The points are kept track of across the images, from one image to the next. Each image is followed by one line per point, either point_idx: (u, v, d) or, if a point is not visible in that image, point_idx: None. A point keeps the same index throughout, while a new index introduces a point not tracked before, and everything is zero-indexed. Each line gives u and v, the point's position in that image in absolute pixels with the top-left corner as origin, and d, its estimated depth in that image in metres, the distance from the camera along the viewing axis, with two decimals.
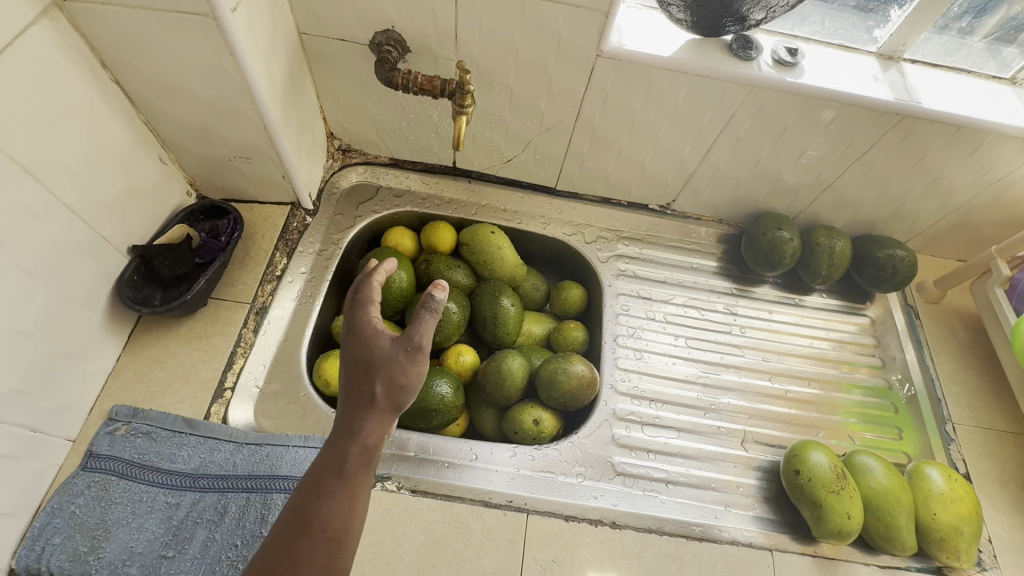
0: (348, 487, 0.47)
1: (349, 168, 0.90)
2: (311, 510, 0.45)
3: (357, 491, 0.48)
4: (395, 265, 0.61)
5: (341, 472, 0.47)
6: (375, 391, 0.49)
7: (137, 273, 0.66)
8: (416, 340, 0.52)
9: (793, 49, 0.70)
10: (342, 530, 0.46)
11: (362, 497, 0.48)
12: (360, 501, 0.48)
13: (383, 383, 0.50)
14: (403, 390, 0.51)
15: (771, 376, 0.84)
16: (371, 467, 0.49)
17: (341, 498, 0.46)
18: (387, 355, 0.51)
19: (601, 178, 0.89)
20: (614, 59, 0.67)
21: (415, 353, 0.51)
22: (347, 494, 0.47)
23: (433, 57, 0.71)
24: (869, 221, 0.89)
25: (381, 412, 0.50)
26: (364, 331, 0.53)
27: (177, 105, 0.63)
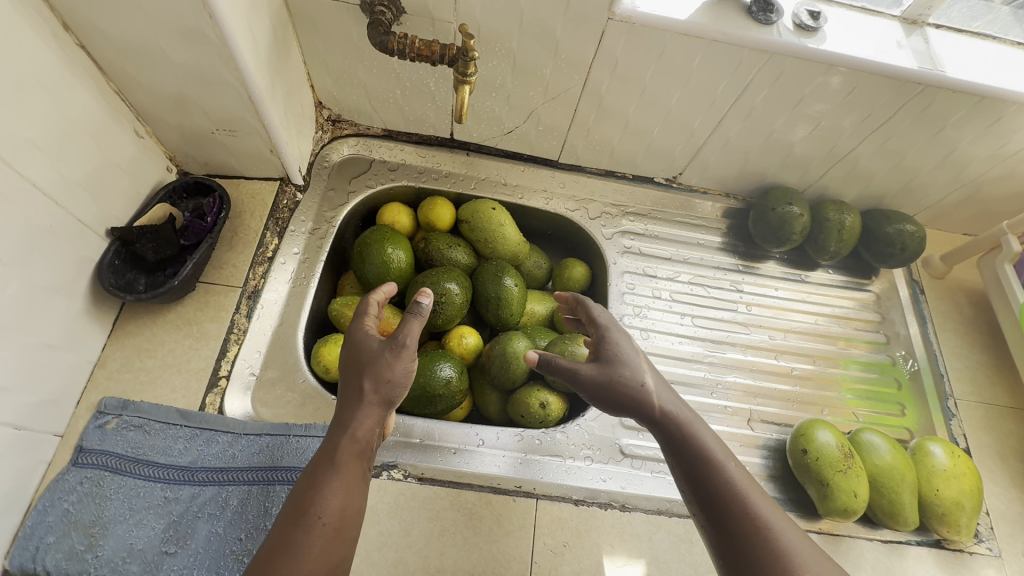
0: (342, 478, 0.46)
1: (340, 140, 0.84)
2: (306, 500, 0.44)
3: (352, 482, 0.47)
4: (393, 287, 0.64)
5: (336, 464, 0.47)
6: (362, 385, 0.51)
7: (118, 258, 0.61)
8: (403, 337, 0.53)
9: (815, 13, 0.65)
10: (338, 519, 0.44)
11: (359, 489, 0.47)
12: (356, 493, 0.47)
13: (370, 379, 0.52)
14: (390, 385, 0.52)
15: (776, 354, 0.83)
16: (364, 461, 0.49)
17: (335, 488, 0.45)
18: (375, 353, 0.53)
19: (606, 151, 0.85)
20: (626, 23, 0.62)
21: (400, 348, 0.53)
22: (343, 484, 0.46)
23: (430, 19, 0.65)
24: (879, 195, 0.87)
25: (372, 405, 0.51)
26: (354, 336, 0.55)
27: (152, 72, 0.57)
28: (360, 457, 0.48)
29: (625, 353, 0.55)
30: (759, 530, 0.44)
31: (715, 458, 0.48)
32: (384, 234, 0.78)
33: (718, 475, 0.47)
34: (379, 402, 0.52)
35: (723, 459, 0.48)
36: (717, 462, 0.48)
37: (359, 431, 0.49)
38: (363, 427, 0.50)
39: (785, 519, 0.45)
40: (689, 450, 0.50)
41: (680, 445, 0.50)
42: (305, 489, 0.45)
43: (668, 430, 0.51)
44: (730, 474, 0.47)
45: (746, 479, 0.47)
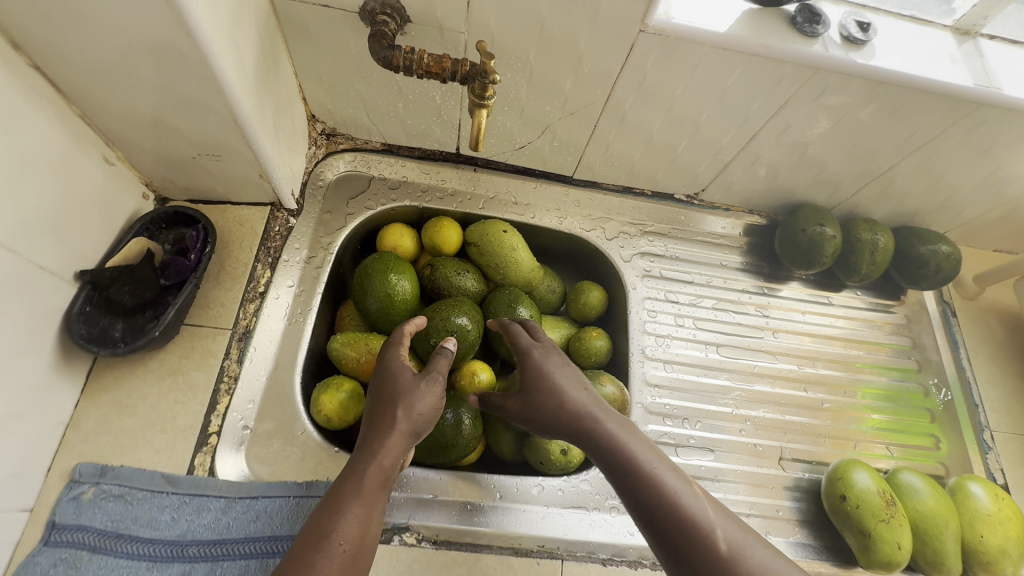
0: (365, 503, 0.47)
1: (336, 157, 0.77)
2: (329, 525, 0.45)
3: (370, 510, 0.47)
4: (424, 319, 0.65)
5: (362, 488, 0.48)
6: (396, 414, 0.51)
7: (90, 303, 0.55)
8: (433, 372, 0.56)
9: (865, 23, 0.59)
10: (357, 546, 0.45)
11: (377, 518, 0.48)
12: (373, 523, 0.47)
13: (403, 410, 0.53)
14: (420, 418, 0.53)
15: (806, 385, 0.78)
16: (385, 490, 0.49)
17: (357, 514, 0.46)
18: (408, 384, 0.55)
19: (625, 167, 0.78)
20: (659, 36, 0.56)
21: (431, 382, 0.55)
22: (364, 511, 0.47)
23: (438, 29, 0.58)
24: (912, 212, 0.82)
25: (401, 435, 0.52)
26: (390, 366, 0.57)
27: (120, 95, 0.50)
28: (383, 485, 0.49)
29: (547, 371, 0.57)
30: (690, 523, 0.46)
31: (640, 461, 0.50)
32: (387, 262, 0.71)
33: (644, 477, 0.49)
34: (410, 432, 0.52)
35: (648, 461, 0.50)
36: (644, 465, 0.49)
37: (386, 459, 0.50)
38: (391, 454, 0.51)
39: (713, 507, 0.47)
40: (615, 458, 0.51)
41: (604, 454, 0.51)
42: (329, 512, 0.46)
43: (592, 439, 0.53)
44: (659, 474, 0.49)
45: (673, 474, 0.49)
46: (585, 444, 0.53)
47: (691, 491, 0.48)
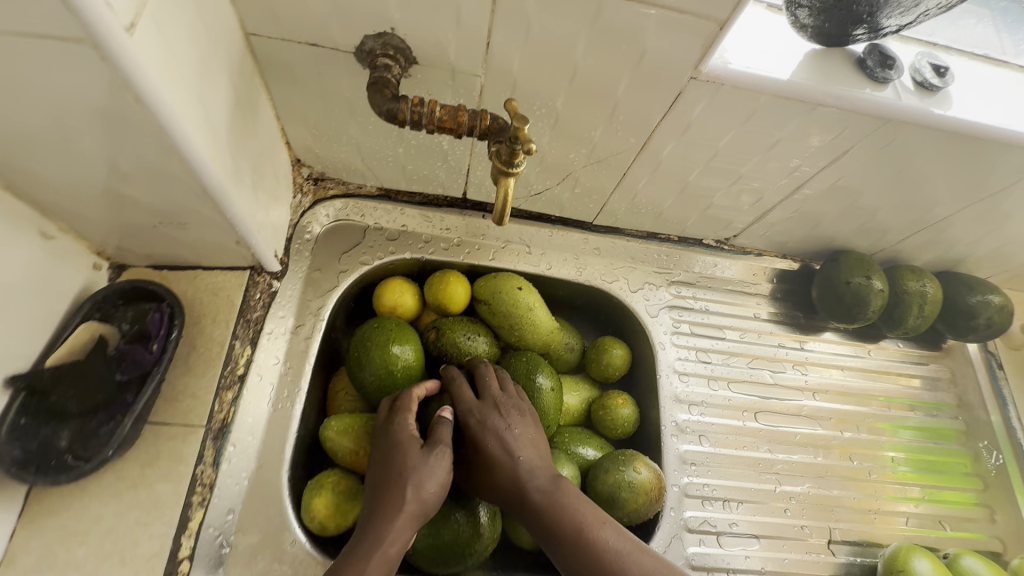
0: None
1: (326, 205, 0.67)
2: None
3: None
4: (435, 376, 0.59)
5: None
6: (407, 496, 0.46)
7: (26, 413, 0.45)
8: (443, 443, 0.50)
9: (940, 67, 0.52)
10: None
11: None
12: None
13: (413, 489, 0.47)
14: (430, 499, 0.47)
15: (849, 454, 0.72)
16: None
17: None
18: (420, 457, 0.49)
19: (652, 214, 0.70)
20: (712, 83, 0.48)
21: (442, 454, 0.50)
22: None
23: (450, 72, 0.49)
24: (959, 259, 0.76)
25: (409, 520, 0.46)
26: (399, 433, 0.50)
27: (54, 165, 0.40)
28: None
29: (488, 435, 0.52)
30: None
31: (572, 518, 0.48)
32: (385, 327, 0.60)
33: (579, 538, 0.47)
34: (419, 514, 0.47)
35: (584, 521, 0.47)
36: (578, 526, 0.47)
37: (392, 547, 0.44)
38: (397, 542, 0.45)
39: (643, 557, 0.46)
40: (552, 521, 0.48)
41: (543, 518, 0.49)
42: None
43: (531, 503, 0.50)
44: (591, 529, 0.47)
45: (603, 525, 0.47)
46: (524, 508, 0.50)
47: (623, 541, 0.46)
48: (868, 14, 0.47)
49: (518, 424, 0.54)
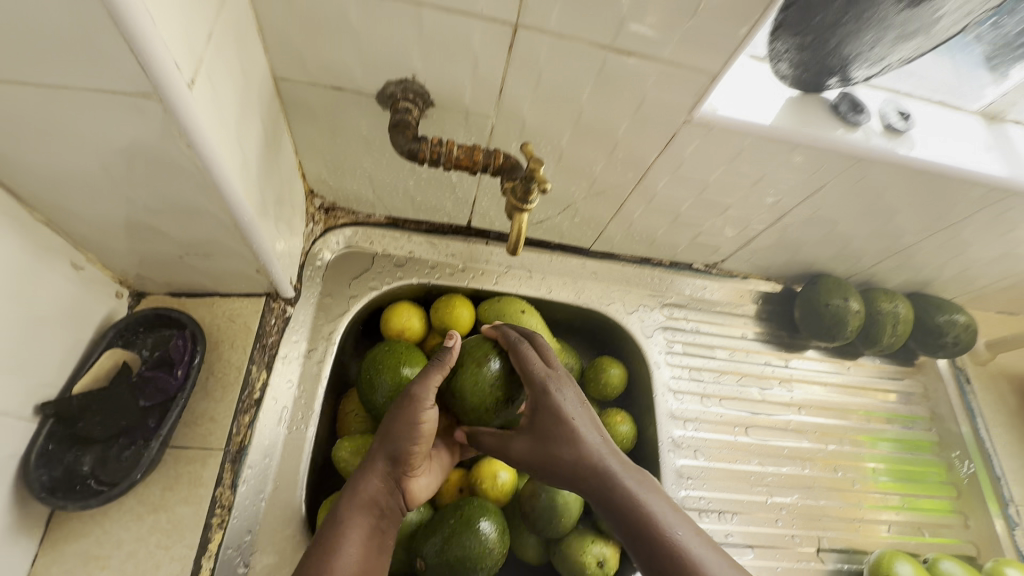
0: (356, 536, 0.47)
1: (336, 233, 0.70)
2: (323, 567, 0.44)
3: (367, 542, 0.48)
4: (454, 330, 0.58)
5: (356, 522, 0.48)
6: (380, 443, 0.50)
7: (53, 438, 0.46)
8: (417, 392, 0.52)
9: (903, 112, 0.58)
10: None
11: (380, 547, 0.49)
12: (372, 554, 0.47)
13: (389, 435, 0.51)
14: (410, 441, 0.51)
15: (834, 465, 0.76)
16: (384, 518, 0.50)
17: (353, 549, 0.46)
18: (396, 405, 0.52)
19: (646, 241, 0.74)
20: (704, 127, 0.52)
21: (413, 404, 0.51)
22: (358, 545, 0.47)
23: (464, 114, 0.52)
24: (926, 281, 0.82)
25: (388, 463, 0.51)
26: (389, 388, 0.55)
27: (95, 202, 0.42)
28: (378, 514, 0.49)
29: (565, 414, 0.50)
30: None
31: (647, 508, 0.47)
32: (394, 349, 0.62)
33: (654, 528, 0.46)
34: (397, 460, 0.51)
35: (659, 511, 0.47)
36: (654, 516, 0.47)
37: (374, 490, 0.50)
38: (378, 485, 0.50)
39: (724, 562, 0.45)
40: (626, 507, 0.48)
41: (615, 500, 0.48)
42: (325, 551, 0.45)
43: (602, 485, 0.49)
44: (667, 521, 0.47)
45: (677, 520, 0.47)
46: (591, 489, 0.49)
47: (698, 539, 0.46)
48: (840, 66, 0.52)
49: (574, 393, 0.52)
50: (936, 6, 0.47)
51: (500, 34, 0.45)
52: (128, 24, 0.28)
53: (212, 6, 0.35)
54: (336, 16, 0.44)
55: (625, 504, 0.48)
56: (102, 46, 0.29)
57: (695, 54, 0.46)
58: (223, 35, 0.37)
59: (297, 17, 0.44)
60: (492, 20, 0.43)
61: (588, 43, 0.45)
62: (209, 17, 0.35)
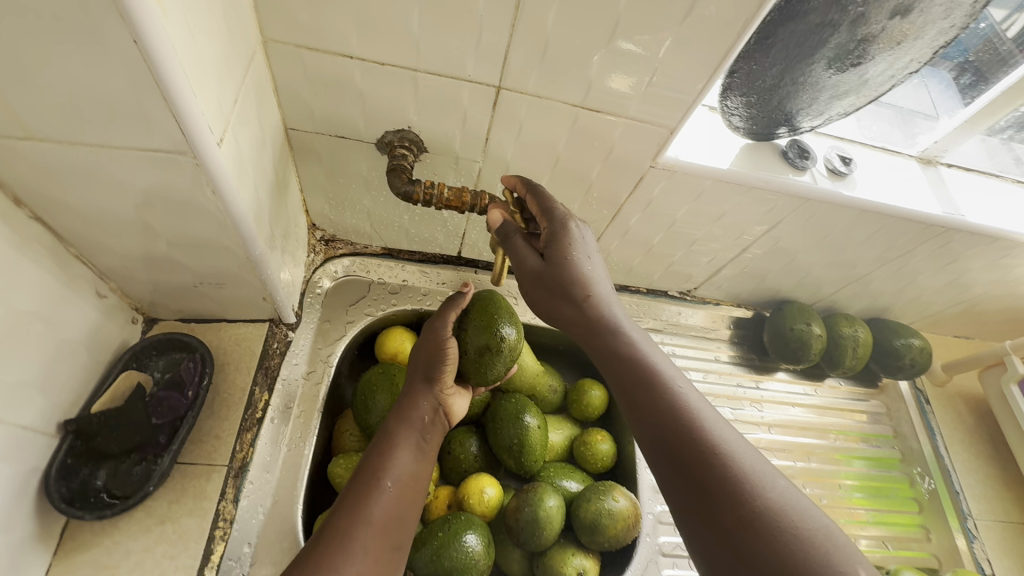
0: (406, 444, 0.55)
1: (336, 262, 0.74)
2: (380, 467, 0.52)
3: (415, 449, 0.55)
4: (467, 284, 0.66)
5: (405, 433, 0.56)
6: (417, 373, 0.59)
7: (72, 453, 0.50)
8: (437, 328, 0.60)
9: (846, 158, 0.65)
10: (409, 479, 0.53)
11: (426, 455, 0.57)
12: (421, 459, 0.55)
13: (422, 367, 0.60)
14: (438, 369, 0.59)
15: (803, 481, 0.81)
16: (428, 432, 0.58)
17: (404, 453, 0.54)
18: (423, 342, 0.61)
19: (623, 270, 0.80)
20: (668, 171, 0.59)
21: (434, 337, 0.60)
22: (408, 451, 0.55)
23: (454, 158, 0.59)
24: (883, 307, 0.88)
25: (424, 390, 0.59)
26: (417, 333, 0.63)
27: (124, 238, 0.48)
28: (423, 429, 0.57)
29: (583, 276, 0.48)
30: (745, 487, 0.34)
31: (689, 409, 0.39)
32: (388, 371, 0.66)
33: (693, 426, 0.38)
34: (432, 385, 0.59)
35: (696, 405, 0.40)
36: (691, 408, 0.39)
37: (417, 410, 0.58)
38: (421, 406, 0.58)
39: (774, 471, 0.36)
40: (654, 393, 0.41)
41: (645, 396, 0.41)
42: (377, 455, 0.53)
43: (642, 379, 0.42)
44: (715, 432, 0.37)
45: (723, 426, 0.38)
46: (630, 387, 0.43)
47: (749, 447, 0.37)
48: (786, 118, 0.59)
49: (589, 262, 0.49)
50: (864, 71, 0.53)
51: (486, 93, 0.51)
52: (178, 103, 0.33)
53: (238, 75, 0.42)
54: (343, 77, 0.50)
55: (653, 392, 0.41)
56: (152, 116, 0.34)
57: (655, 110, 0.53)
58: (245, 97, 0.43)
59: (308, 78, 0.50)
60: (478, 82, 0.50)
61: (562, 101, 0.52)
62: (234, 84, 0.41)
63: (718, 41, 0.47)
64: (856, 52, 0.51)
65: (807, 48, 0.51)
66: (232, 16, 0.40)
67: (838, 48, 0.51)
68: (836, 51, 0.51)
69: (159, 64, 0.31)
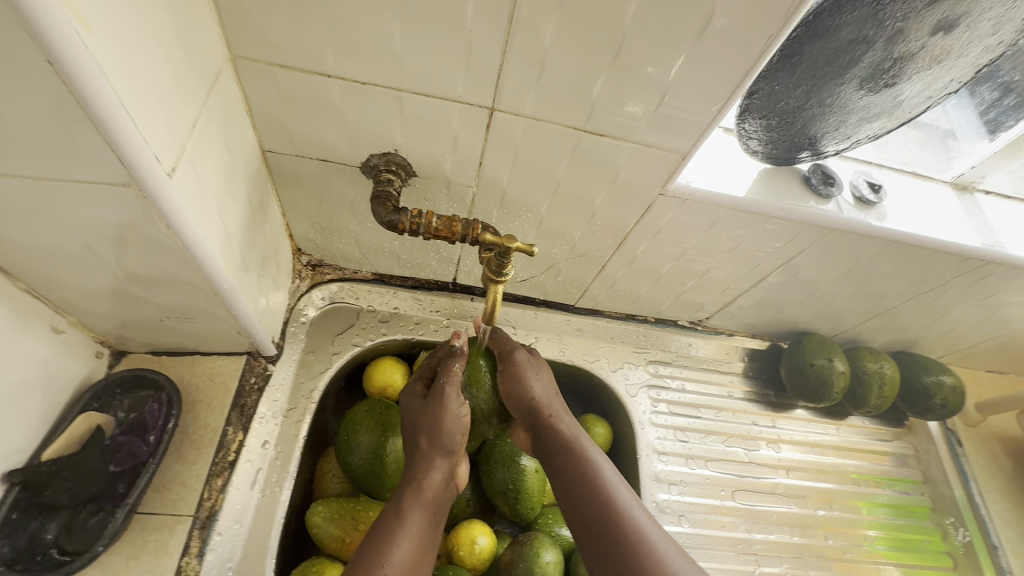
0: (415, 527, 0.49)
1: (322, 288, 0.69)
2: (382, 553, 0.46)
3: (420, 534, 0.49)
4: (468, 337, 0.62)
5: (415, 513, 0.50)
6: (422, 442, 0.53)
7: (17, 507, 0.46)
8: (445, 389, 0.55)
9: (875, 184, 0.60)
10: (410, 569, 0.46)
11: (429, 540, 0.50)
12: (424, 546, 0.49)
13: (426, 435, 0.53)
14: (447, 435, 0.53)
15: (824, 531, 0.75)
16: (437, 513, 0.52)
17: (409, 539, 0.48)
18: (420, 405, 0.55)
19: (629, 300, 0.74)
20: (678, 198, 0.54)
21: (443, 402, 0.54)
22: (414, 536, 0.48)
23: (445, 183, 0.54)
24: (911, 341, 0.82)
25: (434, 461, 0.53)
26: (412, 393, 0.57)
27: (78, 272, 0.44)
28: (433, 508, 0.52)
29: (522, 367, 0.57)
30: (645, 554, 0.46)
31: (607, 485, 0.51)
32: (372, 408, 0.60)
33: (619, 515, 0.49)
34: (449, 456, 0.54)
35: (617, 489, 0.51)
36: (611, 491, 0.51)
37: (431, 485, 0.52)
38: (435, 481, 0.52)
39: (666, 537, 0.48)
40: (603, 514, 0.49)
41: (573, 471, 0.53)
42: (381, 539, 0.47)
43: (576, 475, 0.53)
44: (626, 504, 0.50)
45: (635, 504, 0.50)
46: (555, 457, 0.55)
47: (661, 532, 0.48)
48: (809, 142, 0.53)
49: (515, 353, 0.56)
50: (897, 92, 0.48)
51: (477, 115, 0.47)
52: (112, 131, 0.31)
53: (197, 97, 0.38)
54: (321, 97, 0.46)
55: (596, 502, 0.50)
56: (86, 145, 0.31)
57: (665, 134, 0.48)
58: (209, 122, 0.40)
59: (282, 97, 0.46)
60: (469, 103, 0.46)
61: (562, 124, 0.47)
62: (192, 109, 0.38)
63: (736, 61, 0.42)
64: (891, 72, 0.46)
65: (837, 67, 0.46)
66: (190, 34, 0.36)
67: (872, 67, 0.46)
68: (869, 70, 0.46)
69: (88, 92, 0.28)
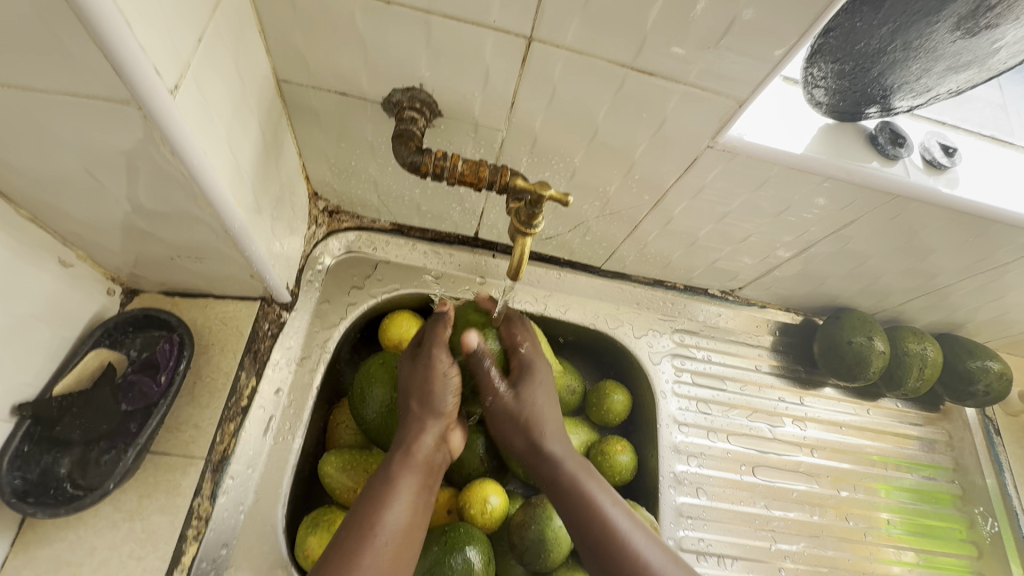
0: (408, 490, 0.48)
1: (339, 236, 0.66)
2: (375, 515, 0.46)
3: (415, 495, 0.49)
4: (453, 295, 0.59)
5: (407, 476, 0.49)
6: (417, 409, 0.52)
7: (31, 440, 0.45)
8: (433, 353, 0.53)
9: (948, 147, 0.54)
10: (404, 532, 0.46)
11: (427, 500, 0.50)
12: (420, 506, 0.49)
13: (422, 400, 0.52)
14: (439, 403, 0.52)
15: (844, 512, 0.72)
16: (432, 475, 0.51)
17: (404, 502, 0.47)
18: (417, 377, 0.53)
19: (659, 263, 0.70)
20: (727, 153, 0.49)
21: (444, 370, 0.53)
22: (407, 500, 0.48)
23: (473, 126, 0.50)
24: (959, 323, 0.76)
25: (433, 427, 0.52)
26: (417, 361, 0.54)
27: (83, 203, 0.41)
28: (427, 472, 0.51)
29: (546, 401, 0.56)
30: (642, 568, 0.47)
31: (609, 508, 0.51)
32: (385, 362, 0.58)
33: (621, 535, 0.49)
34: (441, 420, 0.52)
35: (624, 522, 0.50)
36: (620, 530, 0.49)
37: (423, 449, 0.51)
38: (426, 446, 0.51)
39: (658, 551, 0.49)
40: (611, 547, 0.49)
41: (568, 493, 0.52)
42: (376, 499, 0.47)
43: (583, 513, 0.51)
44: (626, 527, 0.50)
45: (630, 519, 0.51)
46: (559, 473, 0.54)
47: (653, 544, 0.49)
48: (881, 95, 0.48)
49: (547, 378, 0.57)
50: (997, 37, 0.42)
51: (514, 46, 0.42)
52: (104, 33, 0.27)
53: (205, 9, 0.35)
54: (339, 18, 0.41)
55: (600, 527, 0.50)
56: (76, 52, 0.28)
57: (722, 77, 0.42)
58: (218, 35, 0.37)
59: (298, 17, 0.41)
60: (505, 31, 0.41)
61: (606, 59, 0.42)
62: (198, 20, 0.34)
63: None
64: (996, 9, 0.40)
65: (934, 1, 0.40)
66: None
67: (974, 3, 0.39)
68: (971, 7, 0.40)
69: None
